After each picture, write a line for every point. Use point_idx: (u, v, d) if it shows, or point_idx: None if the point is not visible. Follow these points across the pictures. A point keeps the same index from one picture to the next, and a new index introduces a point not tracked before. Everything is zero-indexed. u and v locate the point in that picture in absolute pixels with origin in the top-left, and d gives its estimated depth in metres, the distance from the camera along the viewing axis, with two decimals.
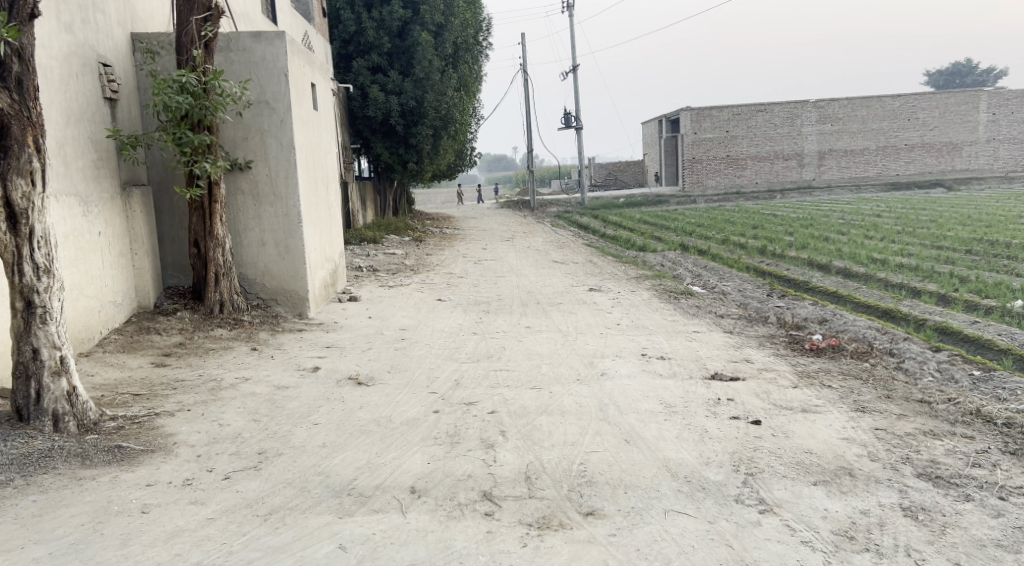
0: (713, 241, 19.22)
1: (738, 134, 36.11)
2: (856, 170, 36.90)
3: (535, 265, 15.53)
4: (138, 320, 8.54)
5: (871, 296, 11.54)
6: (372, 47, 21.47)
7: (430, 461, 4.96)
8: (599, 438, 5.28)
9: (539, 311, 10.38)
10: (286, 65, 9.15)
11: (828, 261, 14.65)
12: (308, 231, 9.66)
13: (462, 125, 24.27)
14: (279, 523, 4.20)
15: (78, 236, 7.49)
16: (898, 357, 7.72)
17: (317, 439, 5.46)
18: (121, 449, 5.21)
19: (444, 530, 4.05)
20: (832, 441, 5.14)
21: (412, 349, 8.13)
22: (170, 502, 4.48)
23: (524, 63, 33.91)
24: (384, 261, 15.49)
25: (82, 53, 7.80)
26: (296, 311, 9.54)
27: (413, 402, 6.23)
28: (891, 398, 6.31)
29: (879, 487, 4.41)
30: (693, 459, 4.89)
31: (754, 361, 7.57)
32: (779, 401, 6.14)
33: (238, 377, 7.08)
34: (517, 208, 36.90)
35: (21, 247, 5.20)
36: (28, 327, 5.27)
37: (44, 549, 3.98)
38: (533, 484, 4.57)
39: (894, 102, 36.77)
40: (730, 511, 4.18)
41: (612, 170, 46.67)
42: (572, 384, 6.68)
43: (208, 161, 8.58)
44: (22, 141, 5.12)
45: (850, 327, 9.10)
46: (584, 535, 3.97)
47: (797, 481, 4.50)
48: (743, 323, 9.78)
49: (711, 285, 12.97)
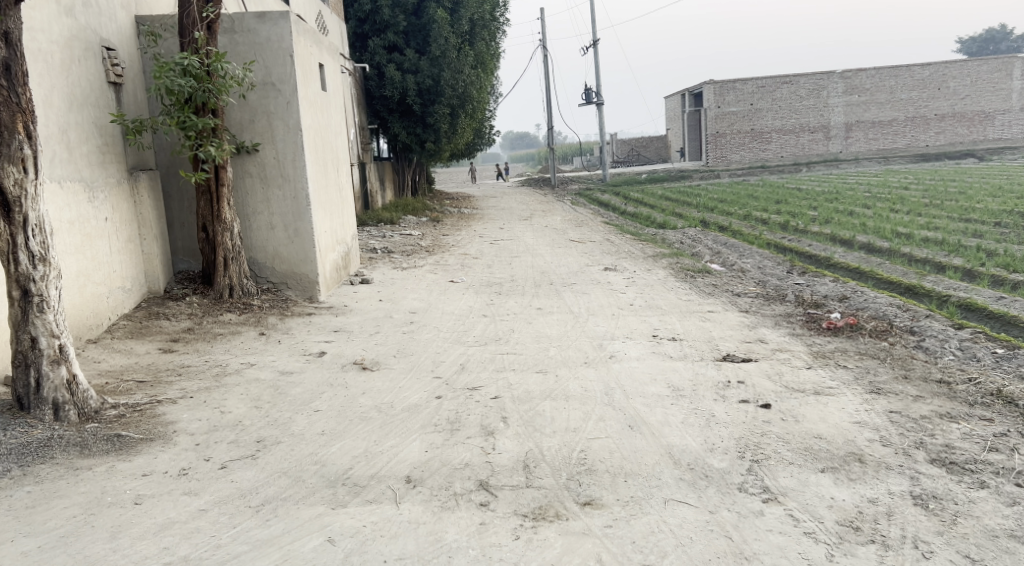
0: (735, 216, 18.90)
1: (763, 107, 35.44)
2: (884, 141, 36.13)
3: (552, 245, 15.38)
4: (148, 305, 8.52)
5: (894, 272, 11.24)
6: (387, 25, 21.06)
7: (428, 449, 4.87)
8: (602, 424, 5.15)
9: (552, 292, 10.23)
10: (292, 45, 9.03)
11: (852, 236, 14.34)
12: (317, 214, 9.57)
13: (480, 103, 24.05)
14: (271, 514, 4.13)
15: (84, 222, 7.45)
16: (918, 336, 7.49)
17: (316, 426, 5.38)
18: (120, 438, 5.16)
19: (437, 522, 3.95)
20: (844, 425, 4.96)
21: (420, 332, 8.05)
22: (164, 492, 4.42)
23: (543, 40, 33.56)
24: (401, 241, 15.43)
25: (84, 36, 7.72)
26: (306, 295, 9.48)
27: (416, 388, 6.14)
28: (908, 379, 6.12)
29: (890, 474, 4.23)
30: (698, 445, 4.74)
31: (769, 341, 7.38)
32: (792, 383, 5.97)
33: (244, 362, 7.03)
34: (538, 186, 36.58)
35: (16, 236, 5.13)
36: (25, 315, 5.22)
37: (33, 542, 3.93)
38: (532, 472, 4.46)
39: (924, 71, 35.87)
40: (733, 500, 4.03)
41: (634, 146, 46.08)
42: (579, 367, 6.56)
43: (213, 145, 8.48)
44: (12, 128, 5.04)
45: (871, 304, 8.86)
46: (580, 527, 3.85)
47: (804, 468, 4.34)
48: (761, 301, 9.59)
49: (730, 262, 12.72)
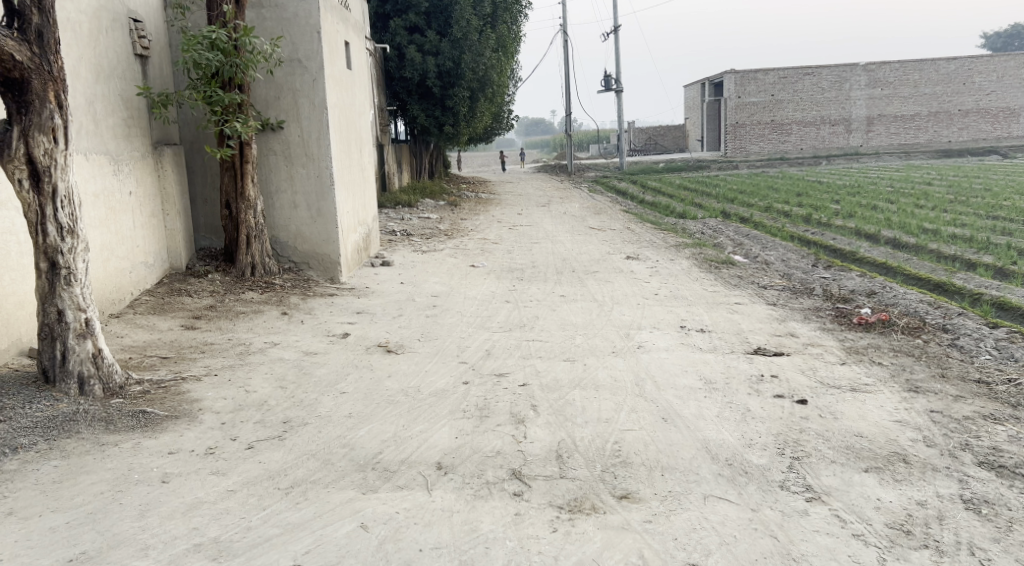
0: (756, 207, 18.71)
1: (784, 99, 35.08)
2: (906, 136, 35.67)
3: (571, 231, 15.25)
4: (170, 281, 8.45)
5: (922, 268, 11.05)
6: (410, 6, 20.89)
7: (458, 435, 4.76)
8: (634, 415, 5.04)
9: (574, 279, 10.10)
10: (319, 22, 8.88)
11: (877, 230, 14.14)
12: (341, 194, 9.45)
13: (500, 87, 23.88)
14: (300, 497, 4.05)
15: (109, 196, 7.40)
16: (952, 333, 7.33)
17: (343, 409, 5.30)
18: (145, 415, 5.09)
19: (471, 511, 3.86)
20: (885, 423, 4.84)
21: (443, 316, 7.95)
22: (191, 471, 4.35)
23: (564, 25, 33.34)
24: (419, 224, 15.31)
25: (112, 7, 7.62)
26: (328, 275, 9.37)
27: (442, 372, 6.05)
28: (946, 378, 5.97)
29: (938, 476, 4.12)
30: (735, 440, 4.62)
31: (799, 335, 7.25)
32: (827, 379, 5.84)
33: (267, 341, 6.95)
34: (555, 173, 36.34)
35: (44, 206, 5.05)
36: (52, 287, 5.15)
37: (61, 518, 3.86)
38: (565, 463, 4.36)
39: (949, 66, 35.34)
40: (775, 498, 3.92)
41: (652, 134, 45.69)
42: (607, 356, 6.45)
43: (239, 120, 8.38)
44: (44, 97, 4.94)
45: (901, 299, 8.69)
46: (619, 521, 3.75)
47: (847, 467, 4.22)
48: (788, 294, 9.44)
49: (753, 254, 12.55)
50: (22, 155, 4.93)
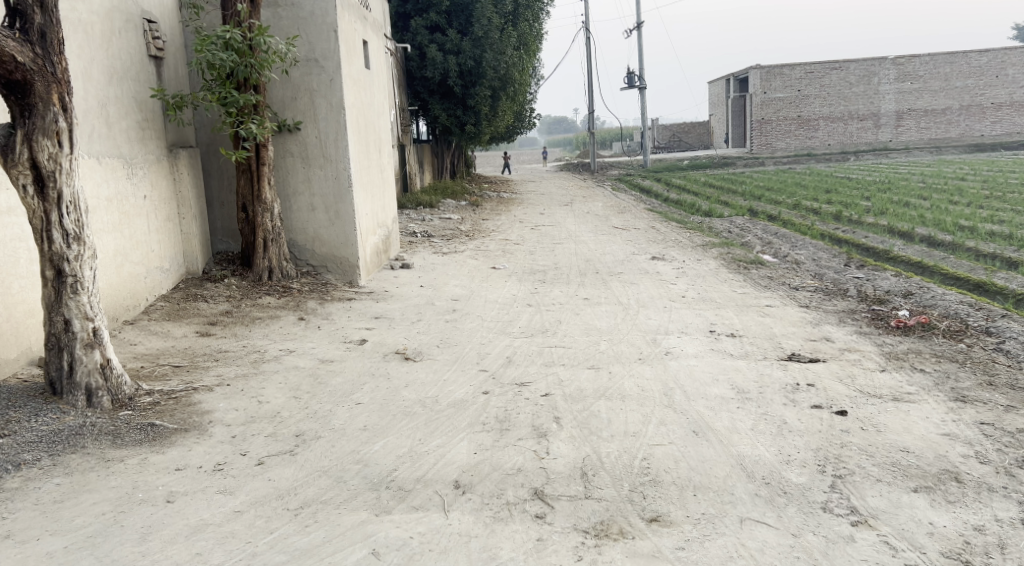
0: (784, 205, 18.29)
1: (811, 94, 34.46)
2: (937, 130, 34.95)
3: (595, 231, 14.94)
4: (185, 286, 8.27)
5: (960, 268, 10.65)
6: (430, 5, 20.64)
7: (477, 451, 4.53)
8: (664, 429, 4.76)
9: (597, 281, 9.83)
10: (336, 20, 8.66)
11: (911, 228, 13.71)
12: (359, 196, 9.23)
13: (521, 86, 23.61)
14: (310, 520, 3.83)
15: (122, 200, 7.22)
16: (997, 337, 6.97)
17: (358, 421, 5.07)
18: (153, 428, 4.90)
19: (490, 535, 3.63)
20: (932, 437, 4.54)
21: (464, 321, 7.72)
22: (197, 490, 4.14)
23: (586, 24, 32.97)
24: (440, 226, 15.07)
25: (125, 8, 7.45)
26: (346, 279, 9.17)
27: (461, 381, 5.80)
28: (994, 386, 5.63)
29: (994, 497, 3.82)
30: (772, 456, 4.34)
31: (835, 340, 6.92)
32: (867, 387, 5.53)
33: (282, 348, 6.75)
34: (577, 171, 35.97)
35: (49, 213, 4.86)
36: (58, 296, 4.97)
37: (58, 542, 3.67)
38: (590, 482, 4.10)
39: (981, 58, 34.61)
40: (817, 521, 3.65)
41: (676, 131, 45.19)
42: (633, 363, 6.18)
43: (255, 122, 8.19)
44: (47, 100, 4.75)
45: (940, 301, 8.31)
46: (649, 548, 3.50)
47: (893, 487, 3.93)
48: (821, 296, 9.10)
49: (783, 253, 12.18)
50: (25, 160, 4.74)
